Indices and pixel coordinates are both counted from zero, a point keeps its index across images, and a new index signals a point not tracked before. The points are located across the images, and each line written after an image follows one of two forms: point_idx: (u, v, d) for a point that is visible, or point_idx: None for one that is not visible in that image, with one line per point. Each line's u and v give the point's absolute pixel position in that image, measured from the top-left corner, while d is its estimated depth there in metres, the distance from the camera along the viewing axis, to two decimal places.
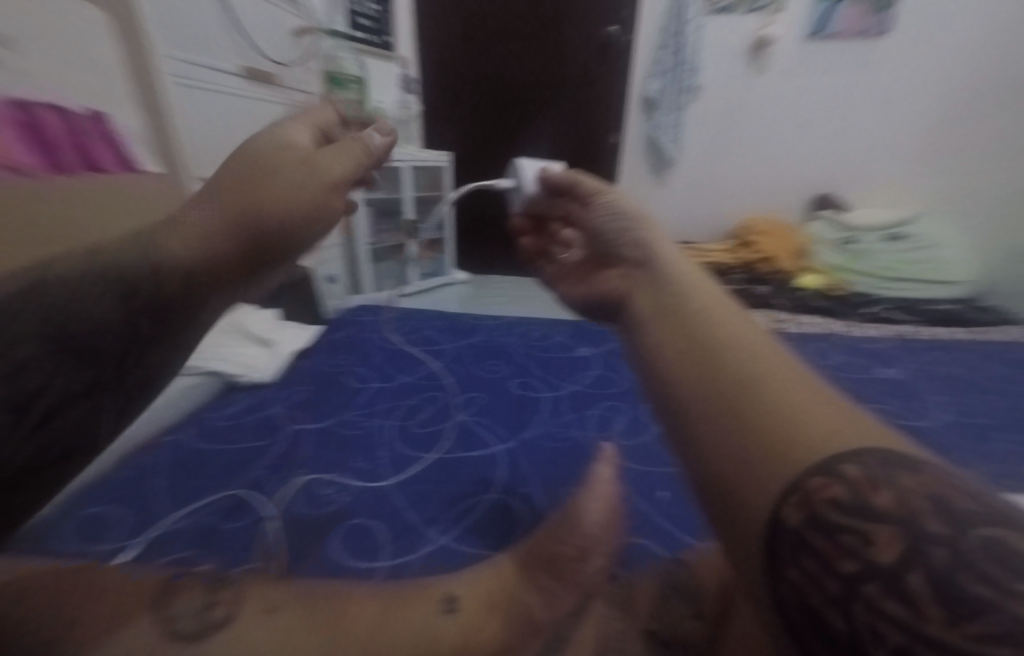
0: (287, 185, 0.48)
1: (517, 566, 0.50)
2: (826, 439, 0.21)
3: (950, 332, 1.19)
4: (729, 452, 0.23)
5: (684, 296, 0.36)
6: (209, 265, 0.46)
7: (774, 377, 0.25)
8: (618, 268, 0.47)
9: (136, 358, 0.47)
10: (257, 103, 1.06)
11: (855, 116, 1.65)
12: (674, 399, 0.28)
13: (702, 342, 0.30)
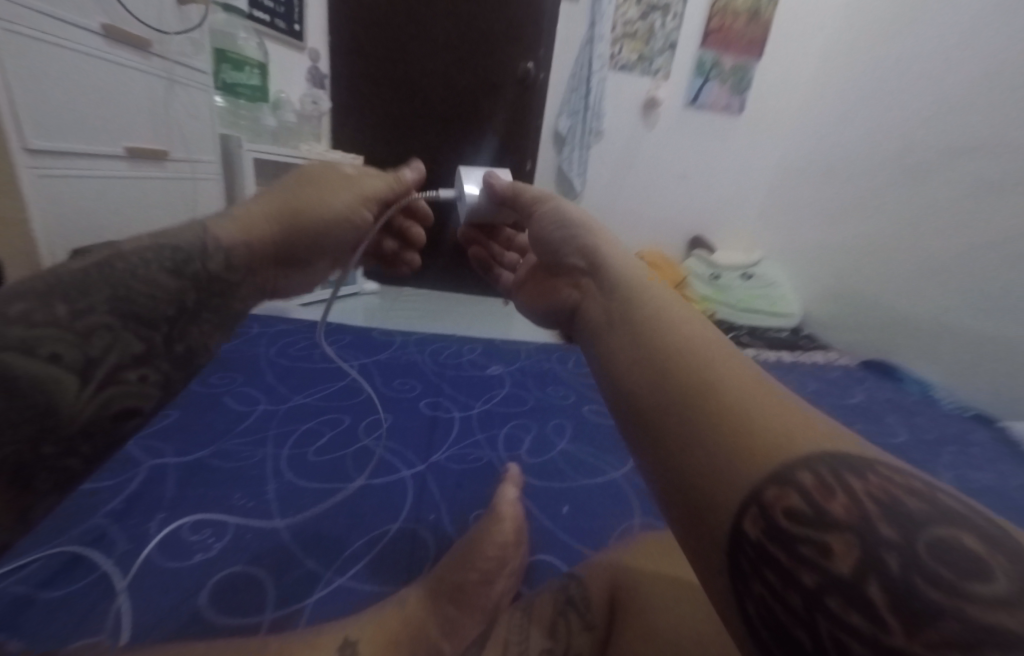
0: (334, 200, 0.57)
1: (422, 599, 0.47)
2: (783, 443, 0.22)
3: (785, 353, 1.45)
4: (696, 466, 0.24)
5: (636, 303, 0.36)
6: (249, 254, 0.51)
7: (735, 382, 0.26)
8: (570, 277, 0.49)
9: (182, 331, 0.43)
10: (124, 71, 0.86)
11: (719, 175, 1.96)
12: (636, 405, 0.29)
13: (660, 348, 0.30)
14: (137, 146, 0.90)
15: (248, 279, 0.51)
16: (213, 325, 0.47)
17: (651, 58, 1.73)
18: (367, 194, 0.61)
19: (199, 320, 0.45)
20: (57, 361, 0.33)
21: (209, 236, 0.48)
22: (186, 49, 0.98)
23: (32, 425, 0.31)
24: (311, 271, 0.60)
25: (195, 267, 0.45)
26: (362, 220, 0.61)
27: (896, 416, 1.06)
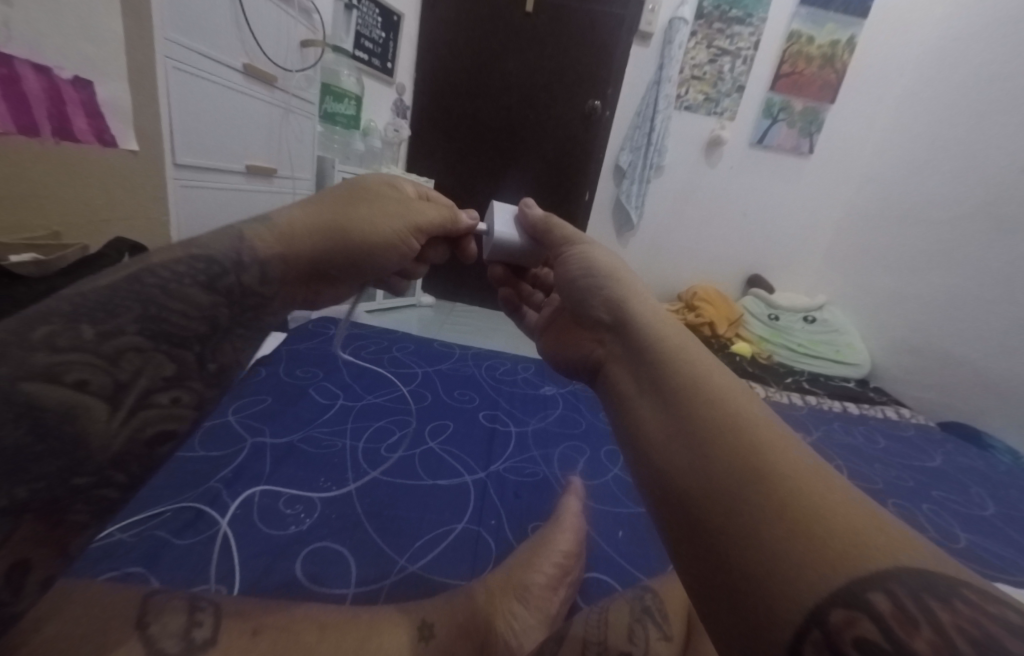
0: (384, 223, 0.52)
1: (492, 592, 0.51)
2: (849, 555, 0.20)
3: (849, 404, 1.38)
4: (747, 568, 0.22)
5: (673, 358, 0.34)
6: (282, 271, 0.44)
7: (794, 469, 0.24)
8: (592, 331, 0.46)
9: (217, 347, 0.36)
10: (254, 103, 1.00)
11: (782, 215, 1.96)
12: (678, 481, 0.27)
13: (707, 417, 0.28)
14: (253, 163, 1.04)
15: (280, 295, 0.45)
16: (251, 341, 0.40)
17: (718, 99, 1.78)
18: (420, 224, 0.55)
19: (233, 336, 0.38)
20: (82, 387, 0.27)
21: (245, 245, 0.42)
22: (302, 85, 1.13)
23: (57, 463, 0.25)
24: (343, 291, 0.54)
25: (229, 282, 0.38)
26: (409, 248, 0.55)
27: (982, 485, 0.98)
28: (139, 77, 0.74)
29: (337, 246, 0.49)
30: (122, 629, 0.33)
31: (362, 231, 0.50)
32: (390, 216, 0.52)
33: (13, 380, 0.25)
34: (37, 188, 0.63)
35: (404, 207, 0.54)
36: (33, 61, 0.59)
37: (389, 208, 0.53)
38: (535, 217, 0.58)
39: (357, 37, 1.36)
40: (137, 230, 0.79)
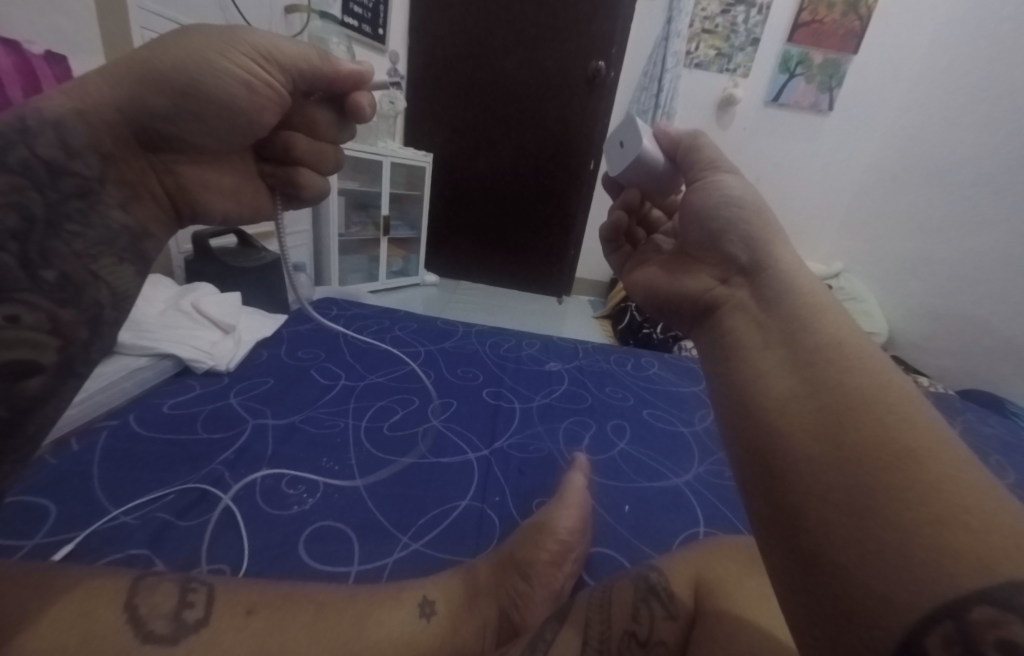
0: (217, 60, 0.43)
1: (494, 569, 0.50)
2: (1000, 564, 0.20)
3: None
4: (865, 543, 0.22)
5: (800, 342, 0.33)
6: (91, 139, 0.40)
7: (928, 468, 0.23)
8: (714, 269, 0.45)
9: (44, 251, 0.38)
10: None
11: (798, 177, 1.88)
12: (788, 467, 0.27)
13: (832, 407, 0.28)
14: None
15: (109, 175, 0.42)
16: (93, 241, 0.42)
17: (730, 54, 1.69)
18: (271, 56, 0.45)
19: (64, 234, 0.40)
20: None
21: (30, 110, 0.38)
22: None
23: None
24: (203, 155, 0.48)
25: (21, 154, 0.37)
26: (259, 91, 0.45)
27: (1003, 456, 0.94)
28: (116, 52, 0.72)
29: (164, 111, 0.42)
30: (108, 613, 0.35)
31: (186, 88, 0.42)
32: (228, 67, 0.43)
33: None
34: None
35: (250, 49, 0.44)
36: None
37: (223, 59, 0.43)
38: (680, 134, 0.52)
39: (345, 3, 1.30)
40: None
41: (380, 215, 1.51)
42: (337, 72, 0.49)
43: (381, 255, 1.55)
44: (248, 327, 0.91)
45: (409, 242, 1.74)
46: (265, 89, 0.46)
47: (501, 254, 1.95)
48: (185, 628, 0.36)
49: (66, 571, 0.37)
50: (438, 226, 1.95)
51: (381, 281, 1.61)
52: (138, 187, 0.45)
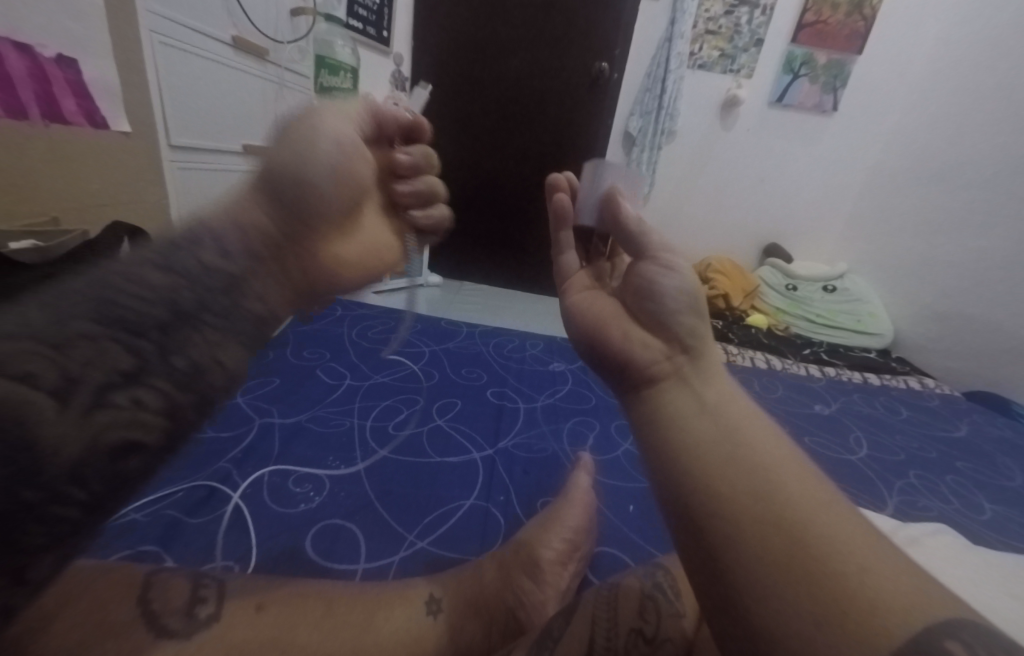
0: (310, 135, 0.45)
1: (501, 567, 0.50)
2: (896, 625, 0.19)
3: (869, 375, 1.33)
4: (789, 627, 0.21)
5: (720, 415, 0.30)
6: (243, 240, 0.37)
7: (847, 555, 0.22)
8: (665, 340, 0.37)
9: (182, 338, 0.31)
10: (247, 78, 0.98)
11: (804, 177, 1.87)
12: (719, 569, 0.24)
13: (755, 492, 0.25)
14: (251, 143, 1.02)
15: (255, 271, 0.37)
16: (224, 330, 0.34)
17: (734, 55, 1.69)
18: (343, 119, 0.48)
19: (201, 324, 0.33)
20: (32, 382, 0.24)
21: (200, 226, 0.36)
22: (294, 57, 1.10)
23: (8, 472, 0.22)
24: (327, 220, 0.45)
25: (188, 260, 0.34)
26: (345, 146, 0.47)
27: (1010, 458, 0.93)
28: (125, 54, 0.73)
29: (297, 189, 0.41)
30: (124, 611, 0.35)
31: (298, 158, 0.42)
32: (318, 131, 0.45)
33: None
34: (24, 167, 0.62)
35: (320, 114, 0.47)
36: (13, 39, 0.58)
37: (310, 126, 0.45)
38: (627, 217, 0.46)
39: (350, 6, 1.31)
40: (133, 213, 0.81)
41: None
42: (399, 118, 0.52)
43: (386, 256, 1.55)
44: None
45: None
46: (350, 146, 0.47)
47: (505, 255, 1.95)
48: (198, 622, 0.37)
49: (85, 567, 0.37)
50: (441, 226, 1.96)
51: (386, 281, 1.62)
52: (280, 274, 0.39)
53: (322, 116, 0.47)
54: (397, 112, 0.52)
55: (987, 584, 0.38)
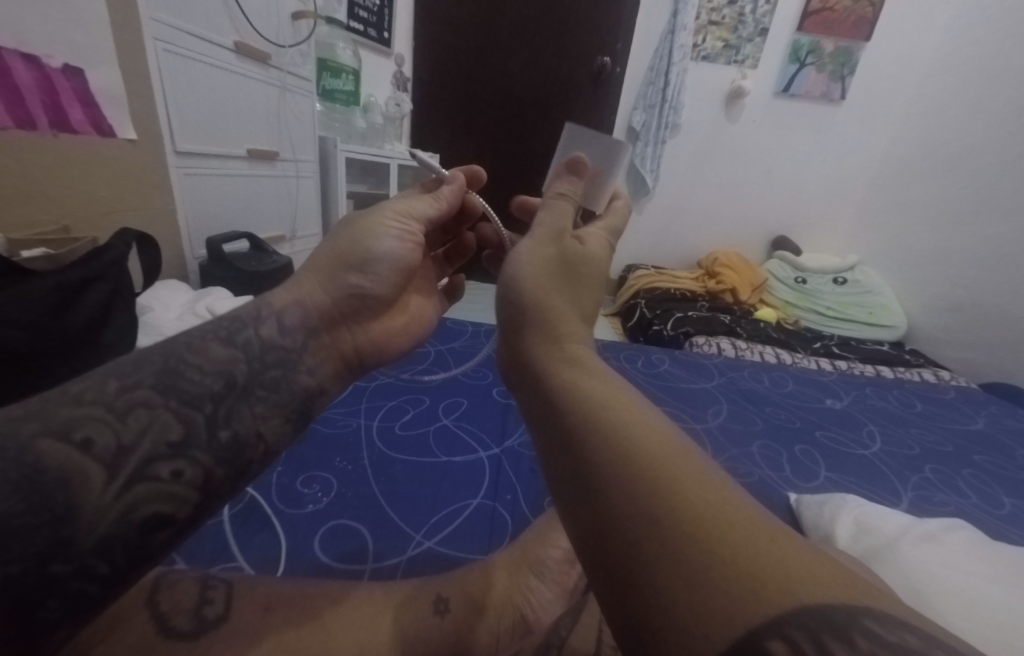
0: (378, 232, 0.48)
1: (509, 568, 0.50)
2: (786, 575, 0.19)
3: (882, 369, 1.31)
4: (680, 575, 0.19)
5: (581, 401, 0.28)
6: (303, 321, 0.43)
7: (733, 508, 0.21)
8: (550, 316, 0.36)
9: (230, 412, 0.36)
10: (250, 83, 0.99)
11: (813, 167, 1.84)
12: (608, 516, 0.22)
13: (642, 473, 0.23)
14: (256, 147, 1.03)
15: (309, 345, 0.43)
16: (272, 405, 0.39)
17: (738, 46, 1.66)
18: (411, 214, 0.51)
19: (252, 399, 0.38)
20: (87, 448, 0.28)
21: (265, 303, 0.43)
22: (297, 61, 1.11)
23: (41, 540, 0.24)
24: (383, 308, 0.49)
25: (248, 335, 0.40)
26: (409, 241, 0.50)
27: None
28: (128, 60, 0.74)
29: (352, 290, 0.46)
30: (134, 618, 0.35)
31: (355, 258, 0.46)
32: (385, 229, 0.48)
33: (26, 437, 0.26)
34: (32, 177, 0.63)
35: (390, 209, 0.50)
36: (20, 51, 0.59)
37: (381, 226, 0.48)
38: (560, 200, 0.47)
39: (350, 8, 1.32)
40: (140, 218, 0.81)
41: None
42: (453, 192, 0.54)
43: None
44: None
45: None
46: (410, 238, 0.50)
47: None
48: (207, 624, 0.37)
49: None
50: None
51: None
52: (334, 350, 0.46)
53: (390, 210, 0.50)
54: (449, 187, 0.54)
55: (1000, 580, 0.37)
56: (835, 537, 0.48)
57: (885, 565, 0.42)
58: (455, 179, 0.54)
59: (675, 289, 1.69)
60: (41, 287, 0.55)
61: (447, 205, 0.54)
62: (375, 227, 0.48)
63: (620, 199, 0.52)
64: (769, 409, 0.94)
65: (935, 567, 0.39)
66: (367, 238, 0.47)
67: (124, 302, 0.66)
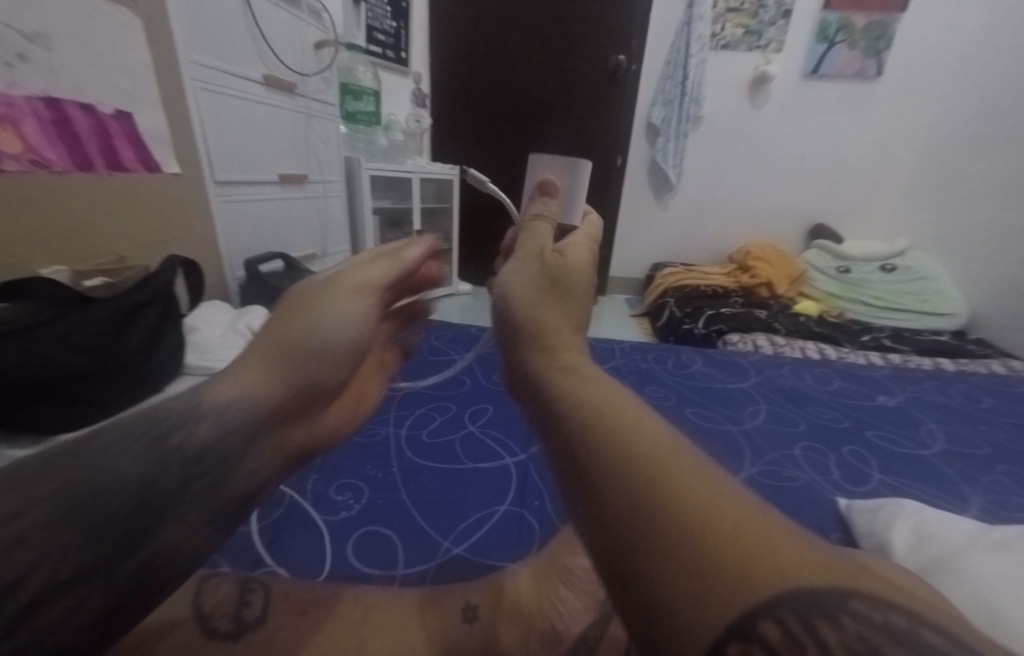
0: (334, 307, 0.42)
1: (536, 576, 0.50)
2: (774, 564, 0.19)
3: (942, 361, 1.21)
4: (669, 564, 0.19)
5: (580, 405, 0.28)
6: (248, 414, 0.33)
7: (723, 498, 0.21)
8: (551, 331, 0.38)
9: (152, 529, 0.25)
10: (279, 113, 1.05)
11: (851, 150, 1.73)
12: (601, 511, 0.23)
13: (632, 469, 0.23)
14: (286, 172, 1.09)
15: (260, 440, 0.33)
16: (210, 511, 0.28)
17: (760, 30, 1.60)
18: (373, 284, 0.45)
19: (181, 508, 0.27)
20: None
21: (193, 395, 0.32)
22: (321, 87, 1.17)
23: None
24: (336, 393, 0.42)
25: (171, 433, 0.29)
26: (366, 319, 0.44)
27: None
28: (171, 100, 0.81)
29: (307, 374, 0.38)
30: (179, 619, 0.38)
31: (312, 334, 0.39)
32: (344, 302, 0.43)
33: None
34: (94, 214, 0.70)
35: (349, 280, 0.44)
36: (79, 101, 0.65)
37: (338, 299, 0.42)
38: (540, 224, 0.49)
39: (367, 31, 1.38)
40: (186, 245, 0.88)
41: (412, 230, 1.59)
42: (417, 259, 0.49)
43: None
44: None
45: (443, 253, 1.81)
46: (367, 313, 0.44)
47: None
48: (245, 626, 0.39)
49: None
50: (470, 235, 2.00)
51: None
52: (280, 450, 0.35)
53: (350, 281, 0.44)
54: (417, 251, 0.50)
55: None
56: (891, 546, 0.45)
57: (948, 576, 0.38)
58: (422, 245, 0.50)
59: (706, 286, 1.63)
60: (100, 314, 0.60)
61: (412, 271, 0.49)
62: (332, 299, 0.42)
63: (590, 214, 0.53)
64: (811, 408, 0.88)
65: (989, 589, 0.35)
66: (324, 313, 0.41)
67: (172, 322, 0.71)
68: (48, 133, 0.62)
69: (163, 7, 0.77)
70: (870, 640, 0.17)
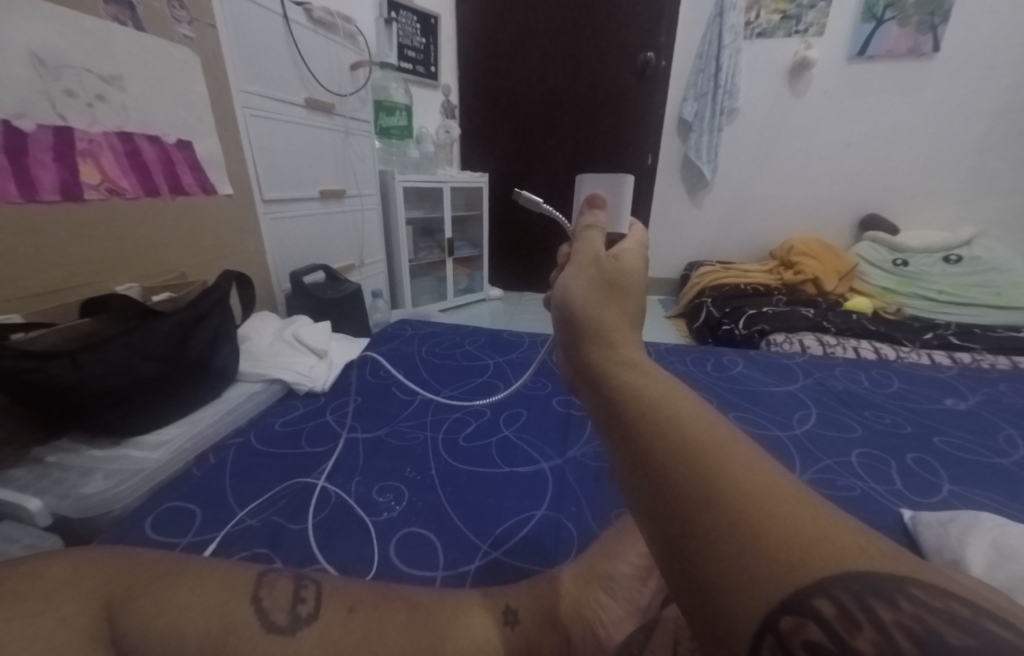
0: None
1: (576, 580, 0.50)
2: (827, 549, 0.19)
3: (1020, 361, 1.10)
4: (722, 548, 0.20)
5: (633, 395, 0.29)
6: None
7: (779, 486, 0.22)
8: (606, 329, 0.37)
9: None
10: (319, 132, 1.11)
11: (905, 133, 1.61)
12: (656, 496, 0.23)
13: (686, 457, 0.23)
14: (326, 188, 1.15)
15: None
16: None
17: (799, 15, 1.53)
18: None
19: None
20: None
21: None
22: (357, 106, 1.23)
23: None
24: None
25: None
26: None
27: None
28: (224, 127, 0.87)
29: None
30: (237, 616, 0.37)
31: None
32: None
33: None
34: (156, 232, 0.76)
35: None
36: (148, 134, 0.72)
37: None
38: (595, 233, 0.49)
39: (400, 50, 1.44)
40: (238, 261, 0.94)
41: (444, 238, 1.64)
42: None
43: (448, 275, 1.66)
44: (340, 351, 0.94)
45: (474, 259, 1.84)
46: None
47: None
48: (301, 621, 0.39)
49: (180, 561, 0.39)
50: (500, 240, 2.02)
51: (450, 299, 1.73)
52: None
53: None
54: None
55: None
56: (966, 562, 0.41)
57: None
58: None
59: (746, 284, 1.57)
60: (166, 327, 0.65)
61: None
62: None
63: (637, 224, 0.52)
64: (869, 412, 0.83)
65: None
66: None
67: (227, 335, 0.77)
68: (113, 160, 0.67)
69: (217, 42, 0.83)
70: (927, 622, 0.17)
